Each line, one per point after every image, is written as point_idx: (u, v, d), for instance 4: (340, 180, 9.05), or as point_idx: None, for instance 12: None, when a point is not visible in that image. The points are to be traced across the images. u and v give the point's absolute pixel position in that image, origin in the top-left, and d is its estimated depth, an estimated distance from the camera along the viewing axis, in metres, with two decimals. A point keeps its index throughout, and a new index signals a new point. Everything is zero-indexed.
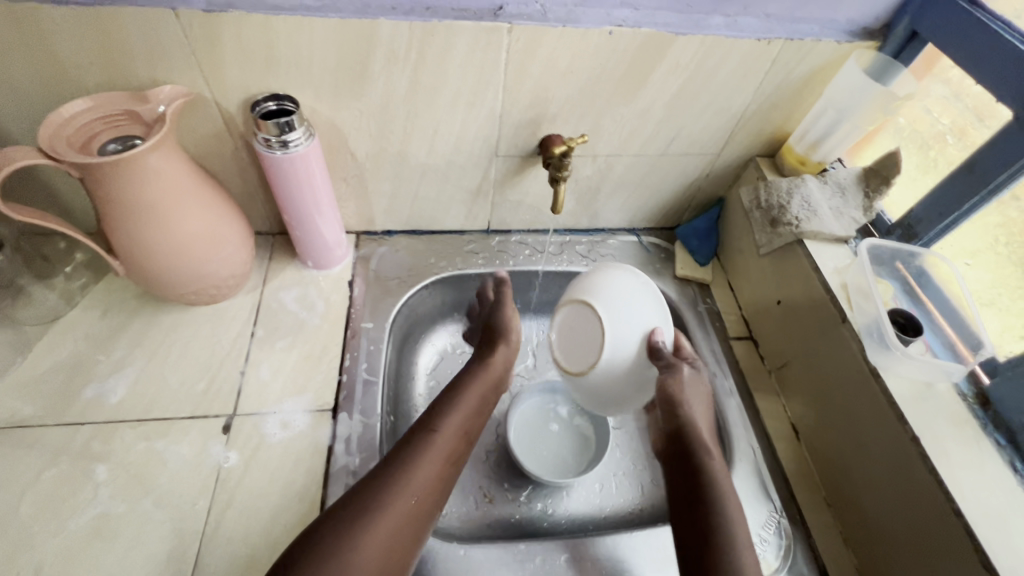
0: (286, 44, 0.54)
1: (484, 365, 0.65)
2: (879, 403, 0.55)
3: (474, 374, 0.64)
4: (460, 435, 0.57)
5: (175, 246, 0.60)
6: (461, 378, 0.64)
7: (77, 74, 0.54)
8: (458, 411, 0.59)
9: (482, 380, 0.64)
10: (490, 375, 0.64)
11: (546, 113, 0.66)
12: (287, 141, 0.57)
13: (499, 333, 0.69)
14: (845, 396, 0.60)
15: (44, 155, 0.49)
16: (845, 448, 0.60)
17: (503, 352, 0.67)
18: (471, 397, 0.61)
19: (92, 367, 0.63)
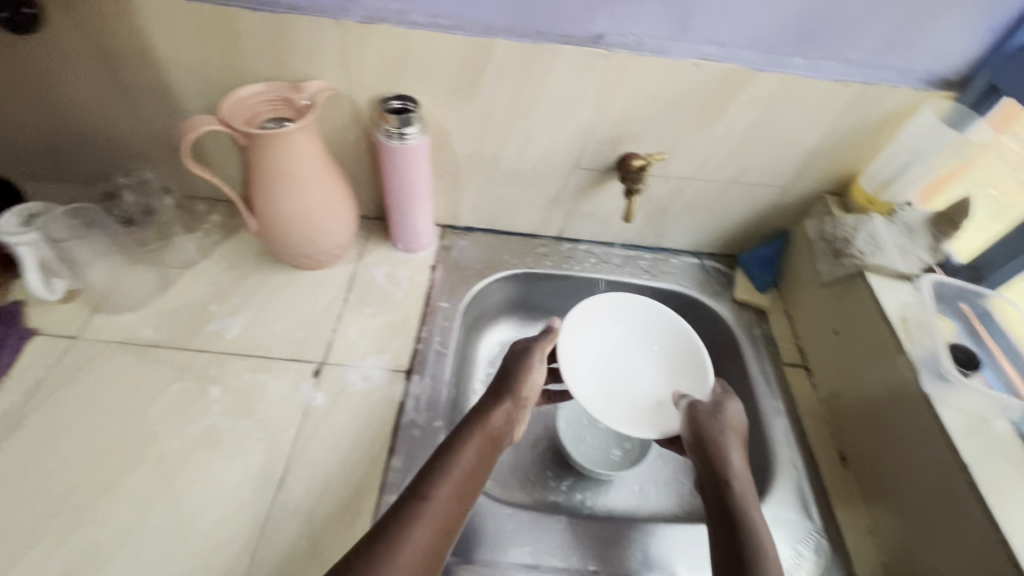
0: (417, 54, 0.64)
1: (482, 423, 0.62)
2: (963, 496, 0.52)
3: (469, 433, 0.61)
4: (458, 508, 0.54)
5: (299, 211, 0.71)
6: (456, 437, 0.60)
7: (252, 66, 0.67)
8: (455, 474, 0.56)
9: (479, 438, 0.60)
10: (489, 432, 0.62)
11: (629, 132, 0.73)
12: (404, 134, 0.68)
13: (505, 389, 0.66)
14: (912, 490, 0.58)
15: (221, 123, 0.61)
16: (902, 507, 0.58)
17: (504, 410, 0.64)
18: (466, 457, 0.58)
19: (215, 306, 0.74)
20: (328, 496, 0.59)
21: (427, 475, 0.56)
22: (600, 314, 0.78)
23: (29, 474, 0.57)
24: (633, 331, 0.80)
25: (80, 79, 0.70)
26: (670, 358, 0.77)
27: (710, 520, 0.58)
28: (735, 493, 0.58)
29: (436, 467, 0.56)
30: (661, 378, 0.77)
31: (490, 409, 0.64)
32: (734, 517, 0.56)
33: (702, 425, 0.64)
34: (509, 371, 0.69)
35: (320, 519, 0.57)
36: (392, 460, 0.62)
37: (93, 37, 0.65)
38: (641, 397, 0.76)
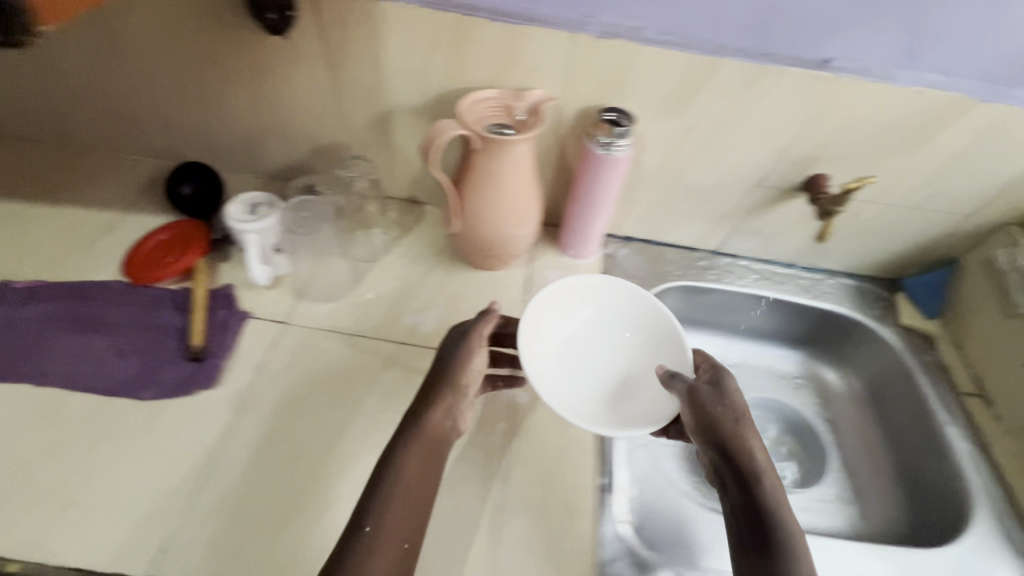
0: (642, 70, 0.67)
1: (420, 426, 0.54)
2: None
3: (408, 445, 0.53)
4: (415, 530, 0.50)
5: (506, 215, 0.73)
6: (394, 449, 0.53)
7: (473, 73, 0.70)
8: (400, 492, 0.50)
9: (425, 443, 0.54)
10: (432, 436, 0.54)
11: (825, 154, 0.74)
12: (613, 144, 0.69)
13: (444, 380, 0.58)
14: None
15: (464, 130, 0.64)
16: None
17: (445, 405, 0.56)
18: (410, 470, 0.52)
19: (407, 300, 0.77)
20: (549, 493, 0.61)
21: (370, 499, 0.50)
22: (567, 297, 0.73)
23: (273, 451, 0.60)
24: (605, 314, 0.74)
25: (305, 75, 0.74)
26: (644, 342, 0.72)
27: (738, 527, 0.53)
28: (763, 489, 0.52)
29: (385, 490, 0.50)
30: (608, 363, 0.72)
31: (427, 410, 0.56)
32: (765, 519, 0.51)
33: (701, 410, 0.57)
34: (444, 360, 0.59)
35: (545, 514, 0.59)
36: (605, 467, 0.64)
37: (329, 39, 0.69)
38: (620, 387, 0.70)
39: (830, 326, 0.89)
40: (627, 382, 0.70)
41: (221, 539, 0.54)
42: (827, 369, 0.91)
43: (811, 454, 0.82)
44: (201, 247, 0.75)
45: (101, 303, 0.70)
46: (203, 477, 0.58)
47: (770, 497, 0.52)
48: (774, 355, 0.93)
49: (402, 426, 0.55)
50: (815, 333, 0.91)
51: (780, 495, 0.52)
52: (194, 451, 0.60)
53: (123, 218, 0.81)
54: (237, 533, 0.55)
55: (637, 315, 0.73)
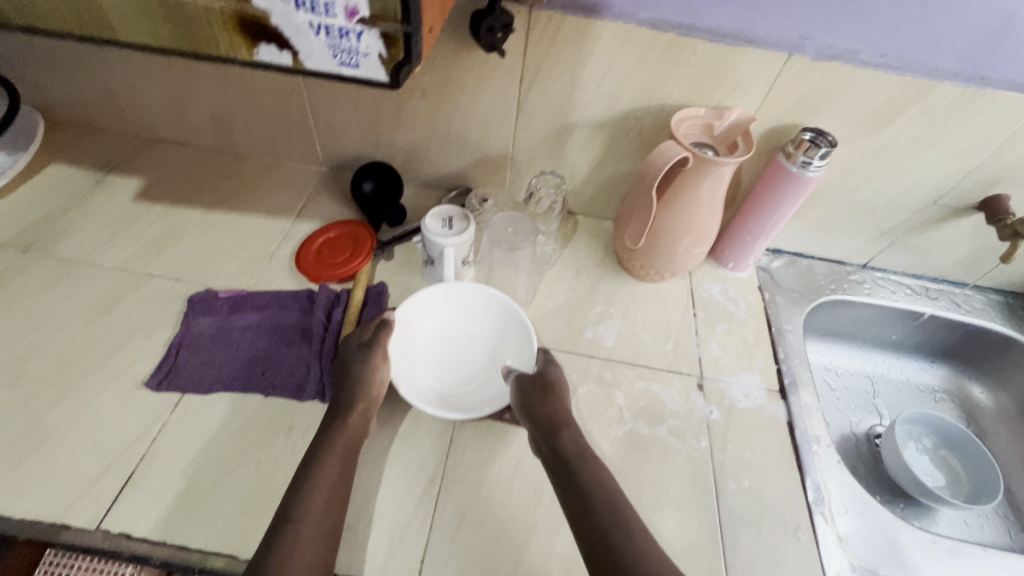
0: (848, 91, 0.67)
1: (338, 421, 0.57)
2: None
3: (330, 441, 0.56)
4: (328, 516, 0.51)
5: (694, 232, 0.74)
6: (319, 446, 0.55)
7: (671, 90, 0.70)
8: (324, 481, 0.52)
9: (342, 439, 0.56)
10: (349, 437, 0.56)
11: (1012, 175, 0.74)
12: (809, 163, 0.69)
13: (358, 385, 0.60)
14: None
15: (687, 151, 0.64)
16: None
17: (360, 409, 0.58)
18: (332, 467, 0.54)
19: (583, 313, 0.78)
20: (765, 510, 0.62)
21: (290, 494, 0.51)
22: (447, 293, 0.71)
23: (497, 464, 0.62)
24: (466, 311, 0.72)
25: (492, 90, 0.74)
26: (493, 338, 0.71)
27: (575, 515, 0.52)
28: (567, 439, 0.57)
29: (294, 485, 0.52)
30: (469, 356, 0.70)
31: (344, 413, 0.58)
32: (582, 466, 0.55)
33: (528, 397, 0.60)
34: (349, 373, 0.61)
35: (767, 530, 0.61)
36: (806, 479, 0.65)
37: (528, 56, 0.70)
38: (440, 368, 0.68)
39: (982, 341, 0.89)
40: (441, 360, 0.69)
41: (471, 553, 0.56)
42: (975, 386, 0.92)
43: (975, 464, 0.81)
44: (370, 250, 0.77)
45: (299, 313, 0.71)
46: (437, 490, 0.60)
47: (579, 445, 0.57)
48: (917, 369, 0.94)
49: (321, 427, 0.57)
50: (963, 348, 0.91)
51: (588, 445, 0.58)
52: (424, 464, 0.62)
53: (297, 227, 0.83)
54: (484, 546, 0.57)
55: (487, 313, 0.72)
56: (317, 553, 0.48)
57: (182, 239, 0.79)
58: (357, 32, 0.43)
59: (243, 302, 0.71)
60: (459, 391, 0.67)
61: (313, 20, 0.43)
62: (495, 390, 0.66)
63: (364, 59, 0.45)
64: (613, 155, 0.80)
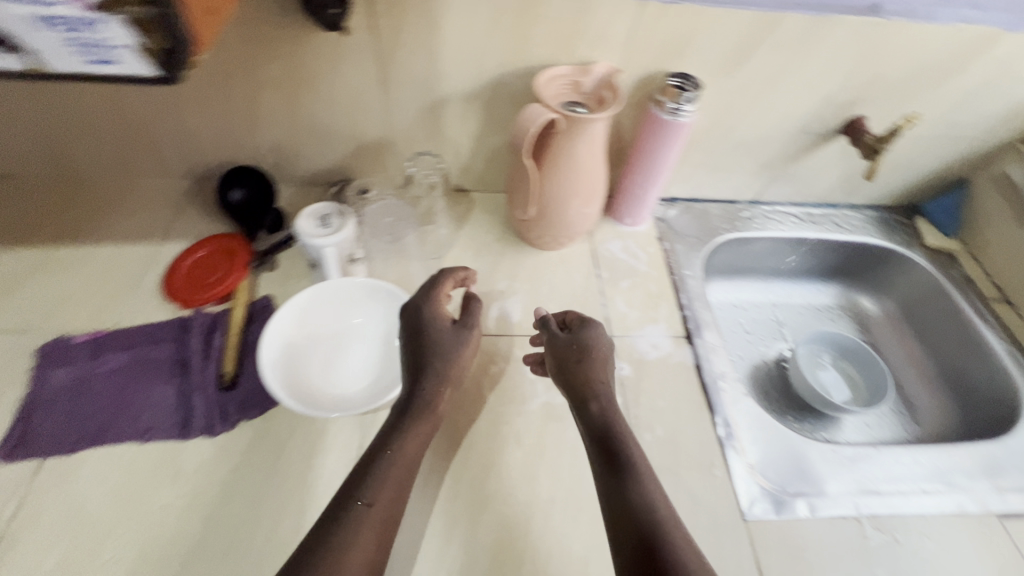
0: (705, 32, 0.67)
1: (421, 406, 0.57)
2: None
3: (413, 424, 0.56)
4: (396, 505, 0.51)
5: (578, 192, 0.73)
6: (397, 429, 0.55)
7: (535, 51, 0.68)
8: (399, 465, 0.53)
9: (424, 424, 0.57)
10: (431, 423, 0.57)
11: (865, 97, 0.77)
12: (680, 109, 0.70)
13: (448, 373, 0.60)
14: None
15: (554, 109, 0.62)
16: None
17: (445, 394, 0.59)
18: (408, 453, 0.54)
19: (487, 292, 0.76)
20: (681, 454, 0.64)
21: (366, 475, 0.52)
22: (332, 289, 0.66)
23: None
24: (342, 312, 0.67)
25: (352, 72, 0.69)
26: (378, 326, 0.67)
27: (597, 465, 0.57)
28: (596, 396, 0.61)
29: (372, 466, 0.52)
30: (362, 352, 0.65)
31: (430, 395, 0.58)
32: (604, 421, 0.59)
33: (568, 361, 0.63)
34: (438, 356, 0.60)
35: (683, 473, 0.62)
36: (715, 417, 0.67)
37: (380, 31, 0.65)
38: (332, 371, 0.63)
39: (865, 256, 0.96)
40: (332, 362, 0.63)
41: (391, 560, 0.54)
42: (862, 297, 0.99)
43: (864, 379, 0.88)
44: (246, 262, 0.71)
45: (173, 345, 0.65)
46: None
47: (608, 401, 0.61)
48: (813, 291, 1.00)
49: (402, 408, 0.57)
50: (849, 266, 0.98)
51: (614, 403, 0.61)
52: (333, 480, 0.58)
53: (163, 250, 0.75)
54: (406, 552, 0.54)
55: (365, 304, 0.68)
56: (376, 546, 0.48)
57: (25, 284, 0.69)
58: (94, 23, 0.36)
59: (106, 344, 0.64)
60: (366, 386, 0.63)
61: (32, 13, 0.35)
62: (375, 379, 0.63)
63: (118, 55, 0.38)
64: (492, 125, 0.77)
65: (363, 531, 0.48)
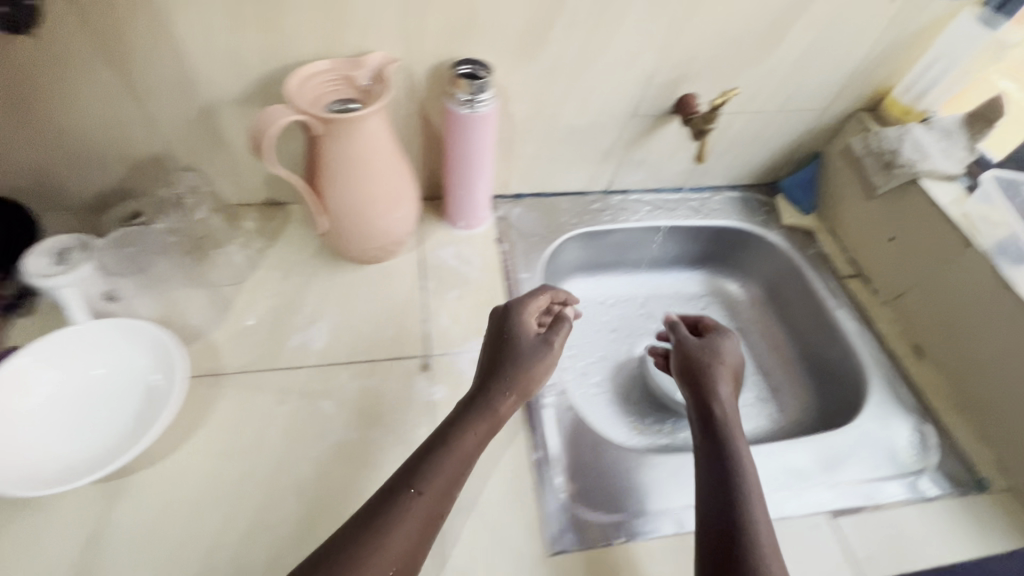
0: (487, 12, 0.60)
1: (487, 405, 0.55)
2: None
3: (474, 422, 0.53)
4: (444, 503, 0.48)
5: (372, 199, 0.65)
6: (456, 421, 0.53)
7: (297, 44, 0.59)
8: (453, 459, 0.50)
9: (483, 424, 0.54)
10: (491, 423, 0.54)
11: (688, 74, 0.72)
12: (476, 100, 0.63)
13: (522, 381, 0.58)
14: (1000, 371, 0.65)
15: (302, 112, 0.54)
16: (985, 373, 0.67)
17: (512, 400, 0.56)
18: (465, 448, 0.51)
19: (290, 319, 0.68)
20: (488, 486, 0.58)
21: (417, 466, 0.49)
22: (60, 342, 0.57)
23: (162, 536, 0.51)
24: (78, 369, 0.57)
25: (86, 81, 0.59)
26: (126, 371, 0.58)
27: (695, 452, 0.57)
28: (718, 395, 0.60)
29: (431, 458, 0.50)
30: (111, 406, 0.56)
31: (496, 398, 0.56)
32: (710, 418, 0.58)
33: (693, 363, 0.64)
34: (520, 361, 0.58)
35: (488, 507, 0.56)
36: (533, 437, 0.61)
37: (100, 31, 0.55)
38: (79, 435, 0.54)
39: (725, 240, 0.91)
40: (76, 427, 0.55)
41: None
42: (728, 281, 0.95)
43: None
44: None
45: None
46: None
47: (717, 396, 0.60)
48: (681, 279, 0.95)
49: (466, 405, 0.55)
50: (713, 251, 0.93)
51: (730, 402, 0.60)
52: (60, 565, 0.49)
53: None
54: None
55: (106, 350, 0.58)
56: (407, 547, 0.45)
57: None
58: None
59: None
60: (123, 436, 0.55)
61: None
62: (125, 434, 0.55)
63: None
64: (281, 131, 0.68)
65: (405, 524, 0.46)
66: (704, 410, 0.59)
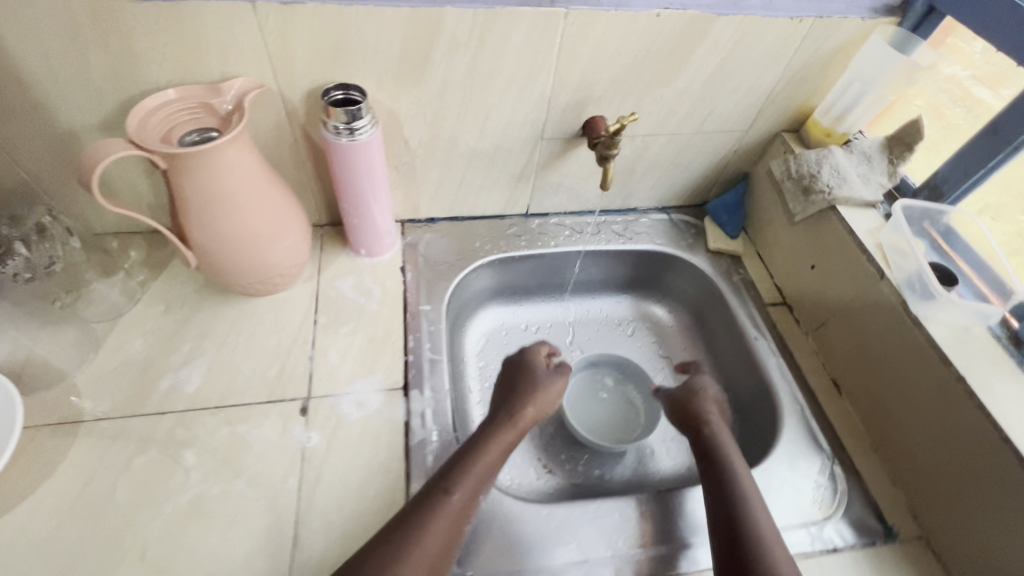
0: (356, 35, 0.56)
1: (513, 418, 0.62)
2: (960, 405, 0.56)
3: (496, 436, 0.59)
4: (472, 506, 0.53)
5: (245, 232, 0.61)
6: (482, 436, 0.59)
7: (151, 70, 0.55)
8: (480, 466, 0.55)
9: (506, 435, 0.60)
10: (513, 434, 0.61)
11: (592, 96, 0.68)
12: (354, 128, 0.59)
13: (541, 399, 0.65)
14: (911, 409, 0.61)
15: (131, 144, 0.50)
16: (896, 409, 0.63)
17: (529, 416, 0.63)
18: (490, 457, 0.57)
19: (163, 359, 0.64)
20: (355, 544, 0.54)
21: (451, 470, 0.55)
22: None
23: None
24: None
25: None
26: None
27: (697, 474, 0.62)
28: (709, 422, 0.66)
29: (458, 464, 0.55)
30: None
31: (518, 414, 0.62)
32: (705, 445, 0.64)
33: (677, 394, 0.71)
34: (537, 383, 0.66)
35: None
36: (411, 488, 0.58)
37: None
38: None
39: (651, 264, 0.88)
40: None
41: None
42: (656, 305, 0.91)
43: (634, 410, 0.81)
44: None
45: None
46: None
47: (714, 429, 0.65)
48: (609, 303, 0.92)
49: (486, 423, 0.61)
50: (640, 275, 0.90)
51: (722, 427, 0.66)
52: None
53: None
54: None
55: None
56: (436, 549, 0.50)
57: None
58: None
59: None
60: None
61: None
62: None
63: None
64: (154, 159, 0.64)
65: (435, 526, 0.50)
66: (697, 435, 0.65)
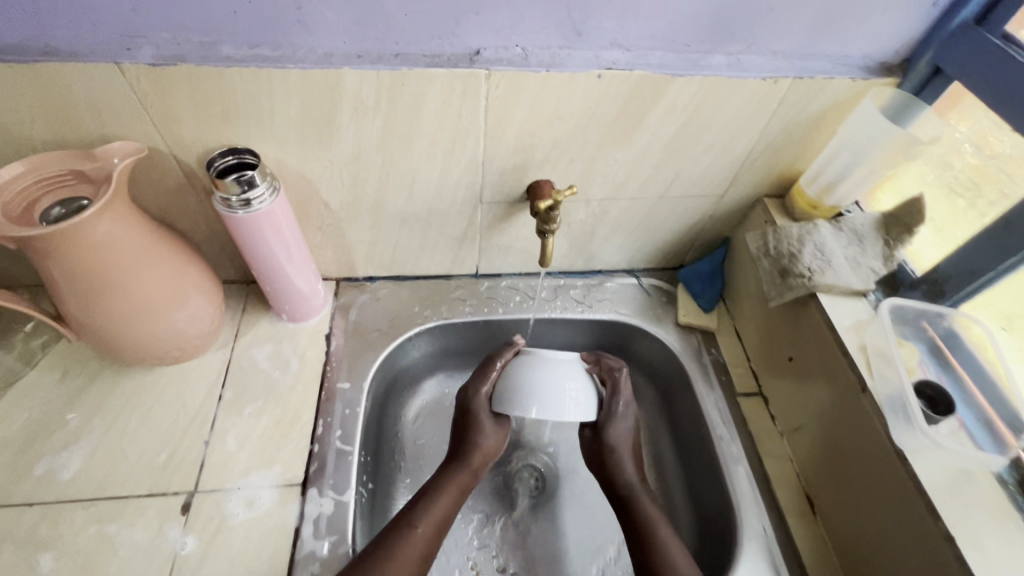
0: (245, 97, 0.49)
1: (460, 463, 0.60)
2: (943, 561, 0.46)
3: (447, 481, 0.59)
4: (438, 538, 0.55)
5: (130, 306, 0.55)
6: (438, 479, 0.59)
7: (21, 132, 0.50)
8: (436, 506, 0.56)
9: (455, 481, 0.59)
10: (461, 480, 0.60)
11: (533, 159, 0.60)
12: (249, 200, 0.53)
13: (482, 440, 0.62)
14: (887, 549, 0.51)
15: None
16: (870, 546, 0.53)
17: (477, 455, 0.61)
18: (445, 499, 0.57)
19: (45, 438, 0.58)
20: None
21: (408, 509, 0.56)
22: None
23: None
24: None
25: None
26: None
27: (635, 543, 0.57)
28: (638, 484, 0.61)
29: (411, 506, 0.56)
30: None
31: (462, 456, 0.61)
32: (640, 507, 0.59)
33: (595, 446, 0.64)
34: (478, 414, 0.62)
35: None
36: None
37: None
38: None
39: (614, 335, 0.79)
40: None
41: None
42: None
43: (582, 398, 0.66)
44: None
45: None
46: None
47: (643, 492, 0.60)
48: None
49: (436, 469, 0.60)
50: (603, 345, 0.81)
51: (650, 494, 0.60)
52: None
53: None
54: None
55: None
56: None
57: None
58: None
59: None
60: None
61: None
62: None
63: None
64: None
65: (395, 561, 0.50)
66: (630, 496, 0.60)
